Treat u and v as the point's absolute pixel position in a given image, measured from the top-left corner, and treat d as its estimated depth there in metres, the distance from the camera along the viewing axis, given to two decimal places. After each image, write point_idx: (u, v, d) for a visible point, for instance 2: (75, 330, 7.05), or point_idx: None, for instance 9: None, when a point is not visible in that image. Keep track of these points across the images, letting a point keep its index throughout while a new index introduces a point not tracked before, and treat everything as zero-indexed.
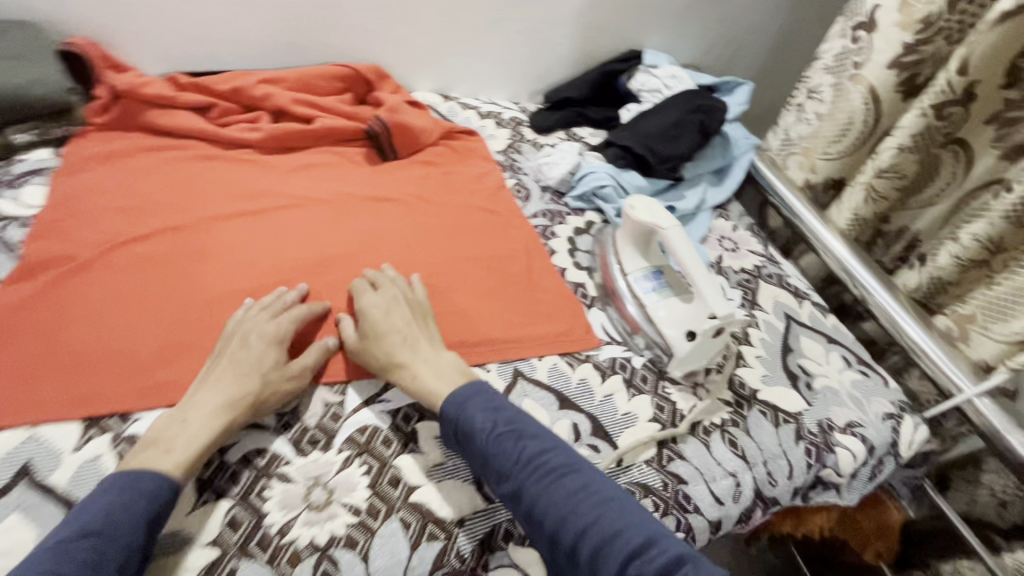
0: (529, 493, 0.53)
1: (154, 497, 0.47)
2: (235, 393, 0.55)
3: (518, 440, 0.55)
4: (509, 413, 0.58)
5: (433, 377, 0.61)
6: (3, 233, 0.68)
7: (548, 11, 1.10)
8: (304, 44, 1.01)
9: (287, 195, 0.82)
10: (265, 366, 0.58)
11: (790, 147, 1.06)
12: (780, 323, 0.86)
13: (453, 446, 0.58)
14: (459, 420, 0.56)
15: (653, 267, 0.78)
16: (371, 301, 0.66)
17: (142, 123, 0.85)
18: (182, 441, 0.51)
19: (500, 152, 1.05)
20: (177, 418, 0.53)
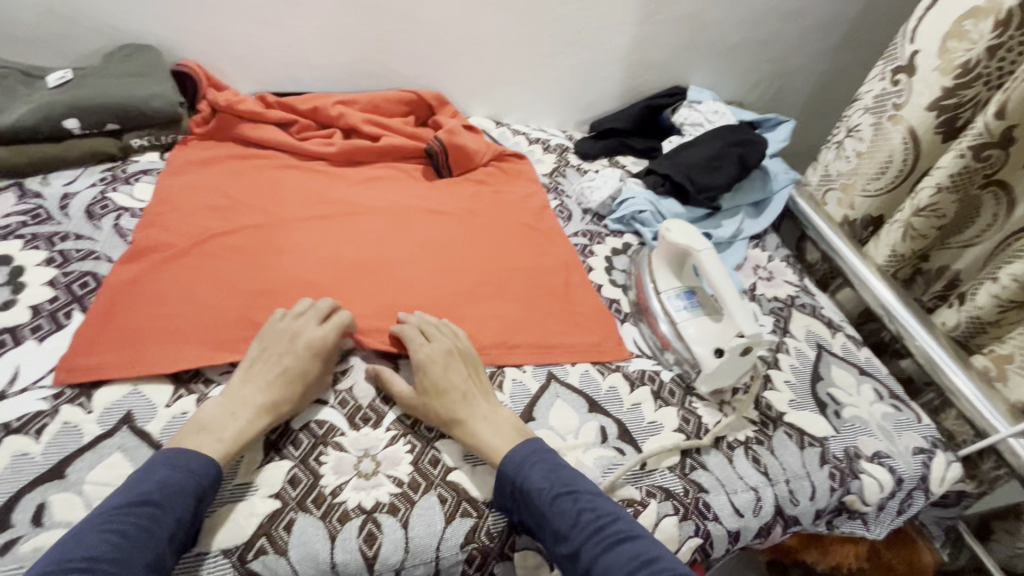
0: (588, 559, 0.53)
1: (201, 477, 0.53)
2: (276, 396, 0.60)
3: (574, 501, 0.56)
4: (565, 475, 0.58)
5: (492, 434, 0.62)
6: (117, 221, 0.79)
7: (598, 48, 1.18)
8: (375, 71, 1.13)
9: (353, 203, 0.91)
10: (309, 376, 0.63)
11: (829, 183, 1.09)
12: (810, 351, 0.88)
13: (508, 505, 0.59)
14: (516, 479, 0.57)
15: (685, 287, 0.82)
16: (427, 352, 0.67)
17: (234, 134, 0.97)
18: (231, 433, 0.57)
19: (546, 175, 1.13)
20: (226, 410, 0.58)
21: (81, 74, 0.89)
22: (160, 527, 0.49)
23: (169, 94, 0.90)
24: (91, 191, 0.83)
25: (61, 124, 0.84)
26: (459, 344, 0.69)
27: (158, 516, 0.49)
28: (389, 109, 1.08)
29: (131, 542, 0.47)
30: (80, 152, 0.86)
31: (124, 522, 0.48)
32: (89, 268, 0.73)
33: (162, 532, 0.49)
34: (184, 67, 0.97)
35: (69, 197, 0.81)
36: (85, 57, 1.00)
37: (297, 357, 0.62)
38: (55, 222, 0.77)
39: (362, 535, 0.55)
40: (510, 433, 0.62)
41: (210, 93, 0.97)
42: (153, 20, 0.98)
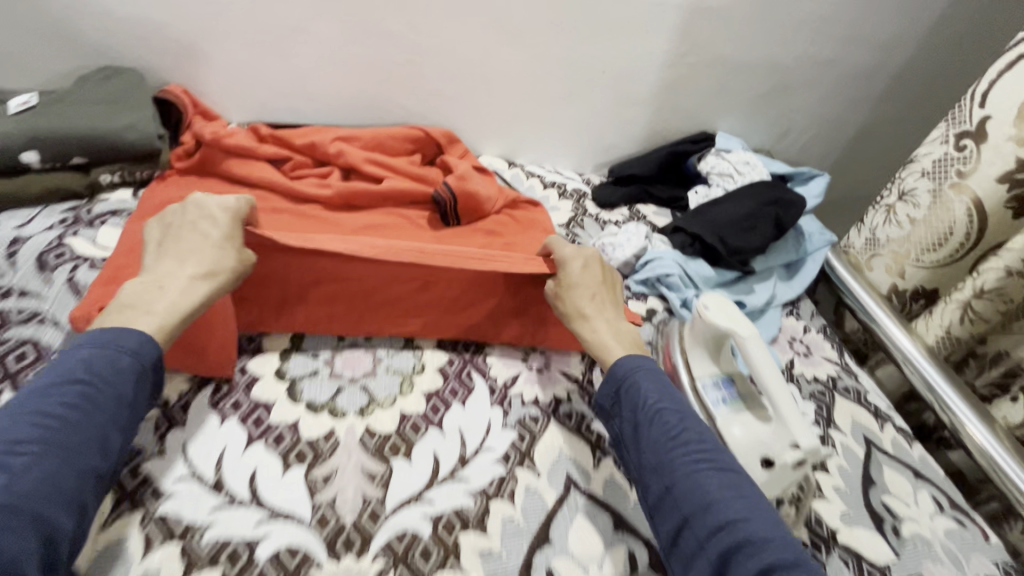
0: (674, 475, 0.55)
1: (139, 353, 0.52)
2: (204, 264, 0.58)
3: (679, 416, 0.59)
4: (671, 393, 0.61)
5: (612, 335, 0.67)
6: (72, 275, 0.68)
7: (624, 89, 1.09)
8: (379, 104, 1.03)
9: None
10: (238, 242, 0.62)
11: (875, 249, 1.01)
12: (859, 448, 0.78)
13: (614, 404, 0.63)
14: (624, 382, 0.62)
15: (724, 374, 0.72)
16: (568, 250, 0.72)
17: (220, 171, 0.87)
18: (163, 305, 0.55)
19: (562, 225, 1.03)
20: (152, 285, 0.56)
21: (48, 99, 0.79)
22: (102, 400, 0.48)
23: (147, 125, 0.80)
24: (47, 234, 0.72)
25: (18, 157, 0.74)
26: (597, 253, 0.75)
27: (97, 394, 0.48)
28: (394, 147, 0.98)
29: (70, 418, 0.46)
30: (39, 188, 0.75)
31: (57, 399, 0.47)
32: (29, 335, 0.62)
33: (102, 404, 0.48)
34: (170, 96, 0.87)
35: (20, 241, 0.70)
36: (60, 77, 0.91)
37: (216, 222, 0.61)
38: None
39: None
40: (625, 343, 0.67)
41: (198, 125, 0.87)
42: (139, 40, 0.89)
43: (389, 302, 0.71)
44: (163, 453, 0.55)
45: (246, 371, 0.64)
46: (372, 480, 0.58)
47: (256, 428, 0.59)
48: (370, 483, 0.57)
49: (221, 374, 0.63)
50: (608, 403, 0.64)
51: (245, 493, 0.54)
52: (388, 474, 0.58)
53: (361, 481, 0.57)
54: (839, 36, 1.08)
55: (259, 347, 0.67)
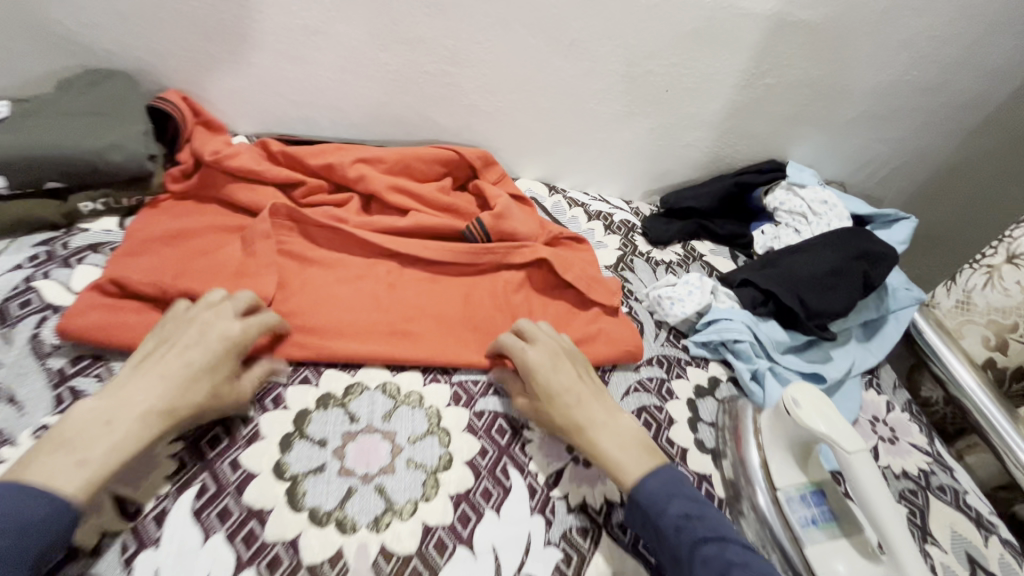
0: None
1: (41, 529, 0.40)
2: (171, 399, 0.49)
3: (720, 551, 0.49)
4: (706, 519, 0.52)
5: (616, 447, 0.57)
6: (39, 329, 0.57)
7: (687, 111, 0.95)
8: (408, 118, 0.91)
9: (351, 308, 0.67)
10: (219, 374, 0.53)
11: (970, 314, 0.86)
12: (963, 570, 0.65)
13: (642, 527, 0.54)
14: (656, 510, 0.53)
15: (813, 485, 0.60)
16: (533, 356, 0.62)
17: (223, 195, 0.75)
18: (100, 453, 0.44)
19: (610, 267, 0.90)
20: (101, 417, 0.46)
21: (22, 108, 0.67)
22: None
23: (135, 145, 0.68)
24: (13, 278, 0.60)
25: None
26: (564, 343, 0.66)
27: None
28: (423, 170, 0.85)
29: None
30: (7, 220, 0.63)
31: None
32: None
33: None
34: (158, 106, 0.74)
35: None
36: (43, 78, 0.79)
37: (208, 351, 0.53)
38: None
39: None
40: (637, 453, 0.57)
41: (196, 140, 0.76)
42: (134, 39, 0.77)
43: (402, 297, 0.71)
44: None
45: (239, 466, 0.53)
46: None
47: (246, 549, 0.48)
48: None
49: (206, 470, 0.52)
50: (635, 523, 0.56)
51: None
52: None
53: None
54: (943, 60, 0.92)
55: (257, 432, 0.55)
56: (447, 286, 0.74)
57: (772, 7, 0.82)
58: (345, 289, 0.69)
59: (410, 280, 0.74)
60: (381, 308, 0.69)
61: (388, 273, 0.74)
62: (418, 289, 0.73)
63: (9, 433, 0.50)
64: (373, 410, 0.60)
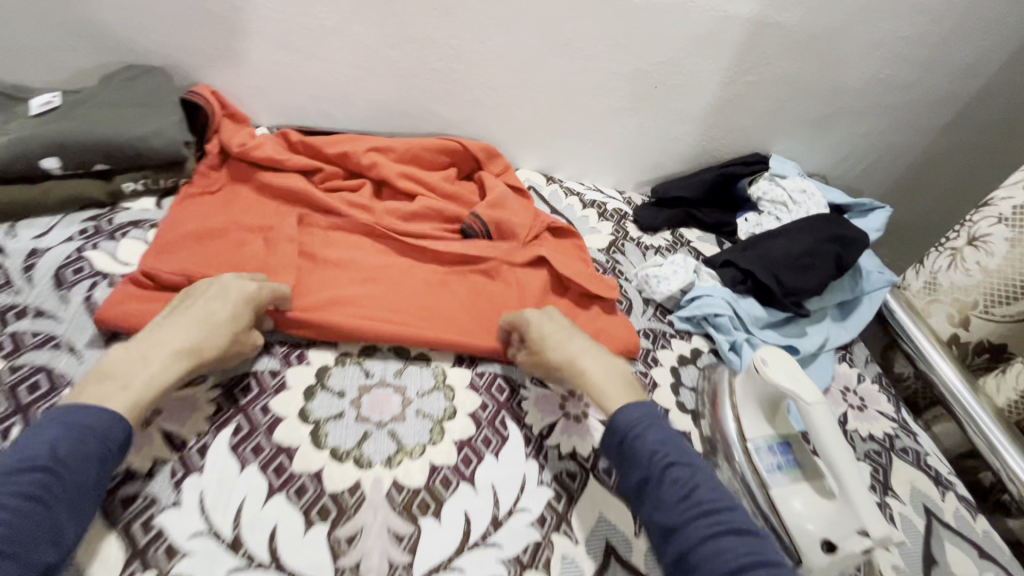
0: (688, 538, 0.51)
1: (107, 436, 0.48)
2: (198, 341, 0.56)
3: (688, 475, 0.55)
4: (678, 447, 0.57)
5: (603, 379, 0.64)
6: (91, 293, 0.64)
7: (674, 106, 1.02)
8: (416, 112, 0.98)
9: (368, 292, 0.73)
10: (238, 323, 0.59)
11: (936, 294, 0.93)
12: (920, 520, 0.72)
13: (614, 456, 0.59)
14: (633, 437, 0.58)
15: (780, 437, 0.67)
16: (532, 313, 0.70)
17: (247, 191, 0.81)
18: (139, 381, 0.52)
19: (603, 250, 0.97)
20: (135, 355, 0.53)
21: (71, 99, 0.75)
22: (59, 491, 0.44)
23: (172, 132, 0.76)
24: (66, 247, 0.67)
25: (37, 163, 0.69)
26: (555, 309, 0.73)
27: (55, 484, 0.44)
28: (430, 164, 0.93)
29: (24, 515, 0.42)
30: (58, 198, 0.70)
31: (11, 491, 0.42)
32: (42, 361, 0.57)
33: (58, 499, 0.44)
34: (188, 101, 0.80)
35: (37, 254, 0.66)
36: (85, 72, 0.86)
37: (226, 302, 0.59)
38: (13, 291, 0.62)
39: None
40: (625, 386, 0.63)
41: (223, 134, 0.82)
42: (169, 38, 0.85)
43: (414, 296, 0.75)
44: (179, 503, 0.51)
45: (269, 411, 0.60)
46: (399, 543, 0.54)
47: (277, 478, 0.55)
48: (396, 546, 0.53)
49: (241, 413, 0.59)
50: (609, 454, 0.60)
51: (264, 554, 0.50)
52: (416, 534, 0.55)
53: (387, 544, 0.53)
54: (912, 59, 1.00)
55: (284, 383, 0.63)
56: (456, 289, 0.78)
57: (751, 10, 0.90)
58: (361, 288, 0.73)
59: (421, 281, 0.77)
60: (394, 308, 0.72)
61: (399, 274, 0.77)
62: (429, 290, 0.76)
63: (71, 377, 0.57)
64: (386, 367, 0.67)
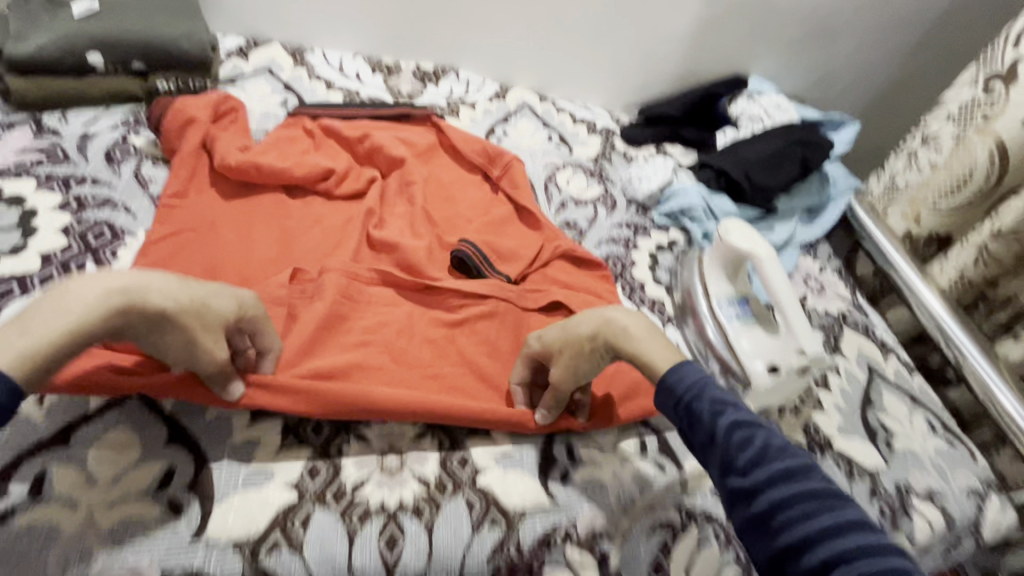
0: (768, 500, 0.43)
1: None
2: (150, 288, 0.46)
3: (756, 434, 0.47)
4: (741, 407, 0.49)
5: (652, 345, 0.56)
6: (137, 168, 0.74)
7: (659, 26, 1.09)
8: (417, 29, 1.05)
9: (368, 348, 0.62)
10: (207, 304, 0.49)
11: (894, 195, 1.02)
12: (861, 373, 0.82)
13: (672, 417, 0.52)
14: (691, 396, 0.50)
15: (738, 294, 0.77)
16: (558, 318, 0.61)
17: (232, 215, 0.72)
18: (49, 323, 0.41)
19: (591, 159, 1.05)
20: (63, 291, 0.44)
21: (106, 3, 0.82)
22: None
23: (201, 36, 0.85)
24: (113, 133, 0.76)
25: (85, 58, 0.77)
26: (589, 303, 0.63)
27: None
28: (453, 158, 0.89)
29: None
30: (102, 91, 0.80)
31: None
32: (105, 217, 0.67)
33: None
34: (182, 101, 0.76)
35: (88, 137, 0.75)
36: None
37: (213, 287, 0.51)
38: (71, 164, 0.72)
39: (384, 538, 0.52)
40: (667, 345, 0.56)
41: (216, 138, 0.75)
42: None
43: (413, 360, 0.63)
44: None
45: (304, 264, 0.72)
46: None
47: None
48: None
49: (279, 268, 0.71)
50: (667, 415, 0.53)
51: None
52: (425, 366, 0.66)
53: None
54: None
55: None
56: (462, 345, 0.66)
57: None
58: (351, 353, 0.61)
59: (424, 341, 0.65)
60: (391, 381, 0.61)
61: (395, 333, 0.64)
62: (431, 353, 0.65)
63: (131, 230, 0.67)
64: None
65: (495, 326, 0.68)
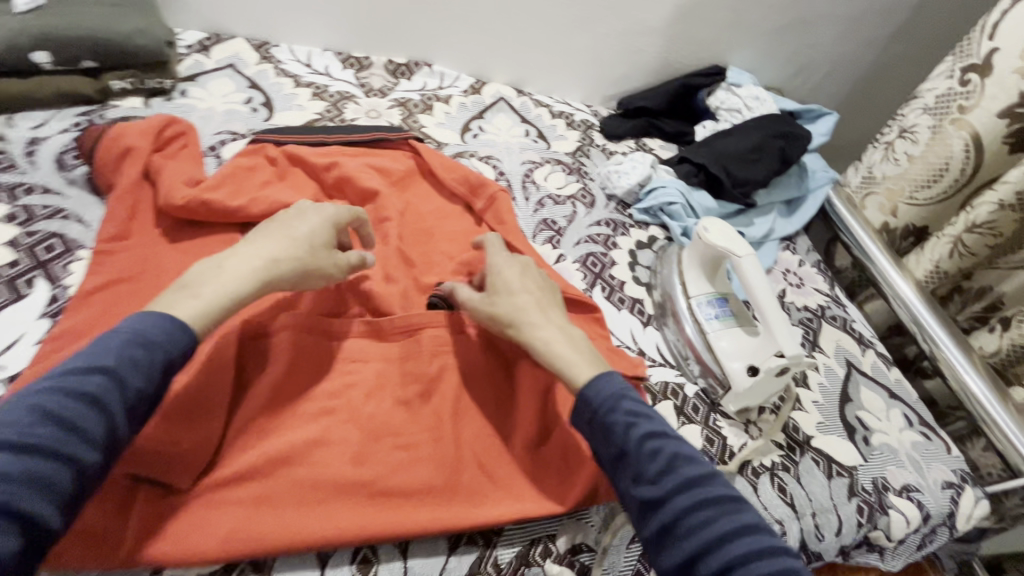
0: (675, 511, 0.46)
1: (170, 339, 0.45)
2: (280, 254, 0.54)
3: (665, 445, 0.49)
4: (654, 420, 0.51)
5: (566, 345, 0.57)
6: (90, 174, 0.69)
7: (636, 16, 1.07)
8: (388, 22, 1.02)
9: (329, 419, 0.55)
10: (319, 245, 0.58)
11: (872, 186, 1.01)
12: (840, 368, 0.83)
13: (583, 432, 0.53)
14: (606, 410, 0.51)
15: (718, 294, 0.76)
16: (504, 261, 0.64)
17: (174, 258, 0.63)
18: (209, 290, 0.49)
19: (569, 154, 1.03)
20: (212, 267, 0.51)
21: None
22: (118, 400, 0.42)
23: (157, 31, 0.81)
24: (64, 136, 0.72)
25: (29, 57, 0.74)
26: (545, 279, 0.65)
27: (115, 388, 0.42)
28: (433, 186, 0.82)
29: (78, 419, 0.40)
30: (51, 92, 0.76)
31: (75, 395, 0.41)
32: (56, 229, 0.64)
33: (117, 405, 0.42)
34: (123, 126, 0.69)
35: (37, 142, 0.71)
36: None
37: (310, 225, 0.58)
38: (20, 172, 0.68)
39: (357, 561, 0.50)
40: (588, 357, 0.56)
41: (161, 168, 0.68)
42: None
43: (381, 429, 0.55)
44: None
45: None
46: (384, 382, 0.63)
47: None
48: None
49: None
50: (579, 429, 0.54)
51: None
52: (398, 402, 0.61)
53: None
54: None
55: None
56: (437, 407, 0.58)
57: None
58: (312, 429, 0.53)
59: (393, 404, 0.57)
60: (354, 458, 0.53)
61: (365, 395, 0.57)
62: (403, 417, 0.57)
63: (83, 243, 0.64)
64: None
65: (476, 380, 0.61)
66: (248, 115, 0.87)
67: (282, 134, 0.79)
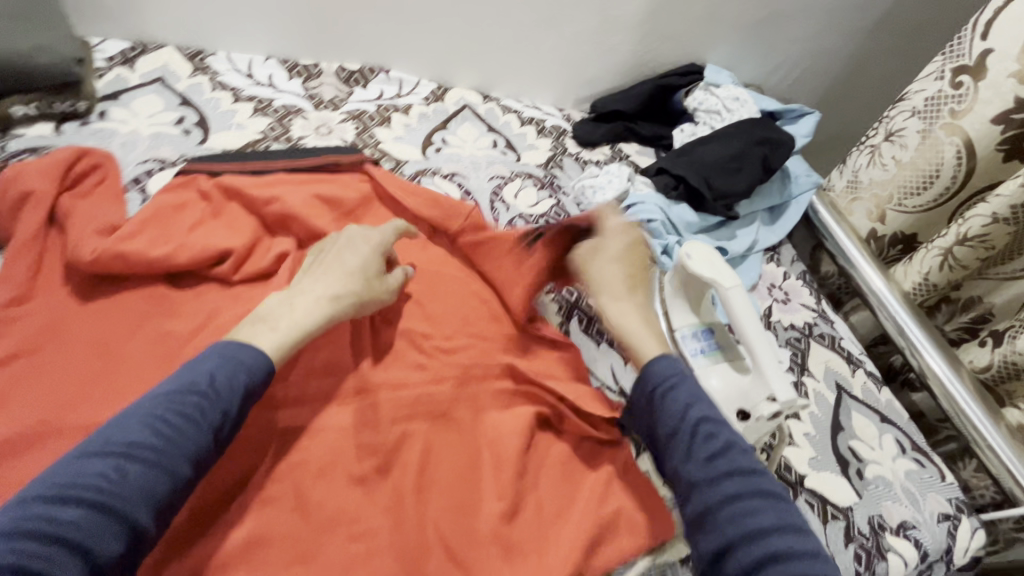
0: (719, 498, 0.46)
1: (252, 368, 0.47)
2: (339, 289, 0.56)
3: (722, 431, 0.49)
4: (712, 405, 0.51)
5: (638, 323, 0.58)
6: None
7: (607, 13, 0.99)
8: (335, 25, 0.92)
9: (272, 513, 0.48)
10: (371, 274, 0.59)
11: (857, 191, 0.97)
12: (830, 394, 0.78)
13: (642, 406, 0.53)
14: (667, 388, 0.51)
15: (703, 325, 0.71)
16: (615, 224, 0.65)
17: (85, 322, 0.56)
18: (286, 322, 0.52)
19: (541, 166, 0.96)
20: (285, 301, 0.54)
21: None
22: (206, 420, 0.43)
23: (61, 48, 0.72)
24: None
25: None
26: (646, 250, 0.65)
27: (207, 406, 0.43)
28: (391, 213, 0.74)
29: (178, 434, 0.42)
30: None
31: (176, 410, 0.42)
32: None
33: (207, 425, 0.43)
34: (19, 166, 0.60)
35: None
36: None
37: (360, 254, 0.60)
38: None
39: None
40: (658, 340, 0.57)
41: (72, 213, 0.60)
42: None
43: (332, 518, 0.49)
44: None
45: None
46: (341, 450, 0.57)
47: None
48: None
49: None
50: (636, 403, 0.54)
51: None
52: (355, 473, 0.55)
53: None
54: None
55: None
56: (397, 484, 0.52)
57: None
58: (256, 527, 0.47)
59: (345, 485, 0.51)
60: (307, 555, 0.47)
61: (315, 476, 0.51)
62: (357, 501, 0.51)
63: None
64: None
65: (446, 446, 0.56)
66: (178, 139, 0.78)
67: (213, 162, 0.70)
